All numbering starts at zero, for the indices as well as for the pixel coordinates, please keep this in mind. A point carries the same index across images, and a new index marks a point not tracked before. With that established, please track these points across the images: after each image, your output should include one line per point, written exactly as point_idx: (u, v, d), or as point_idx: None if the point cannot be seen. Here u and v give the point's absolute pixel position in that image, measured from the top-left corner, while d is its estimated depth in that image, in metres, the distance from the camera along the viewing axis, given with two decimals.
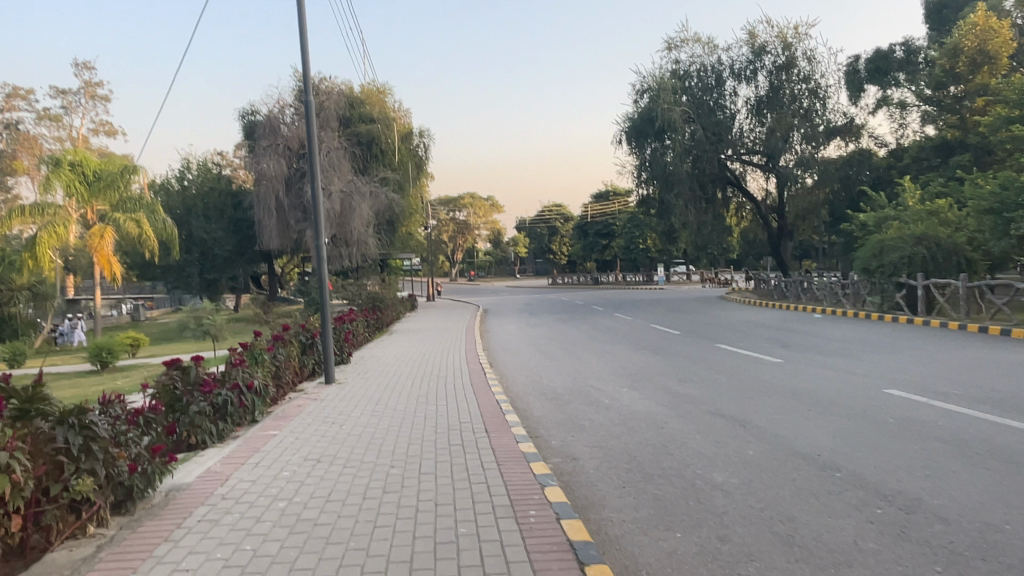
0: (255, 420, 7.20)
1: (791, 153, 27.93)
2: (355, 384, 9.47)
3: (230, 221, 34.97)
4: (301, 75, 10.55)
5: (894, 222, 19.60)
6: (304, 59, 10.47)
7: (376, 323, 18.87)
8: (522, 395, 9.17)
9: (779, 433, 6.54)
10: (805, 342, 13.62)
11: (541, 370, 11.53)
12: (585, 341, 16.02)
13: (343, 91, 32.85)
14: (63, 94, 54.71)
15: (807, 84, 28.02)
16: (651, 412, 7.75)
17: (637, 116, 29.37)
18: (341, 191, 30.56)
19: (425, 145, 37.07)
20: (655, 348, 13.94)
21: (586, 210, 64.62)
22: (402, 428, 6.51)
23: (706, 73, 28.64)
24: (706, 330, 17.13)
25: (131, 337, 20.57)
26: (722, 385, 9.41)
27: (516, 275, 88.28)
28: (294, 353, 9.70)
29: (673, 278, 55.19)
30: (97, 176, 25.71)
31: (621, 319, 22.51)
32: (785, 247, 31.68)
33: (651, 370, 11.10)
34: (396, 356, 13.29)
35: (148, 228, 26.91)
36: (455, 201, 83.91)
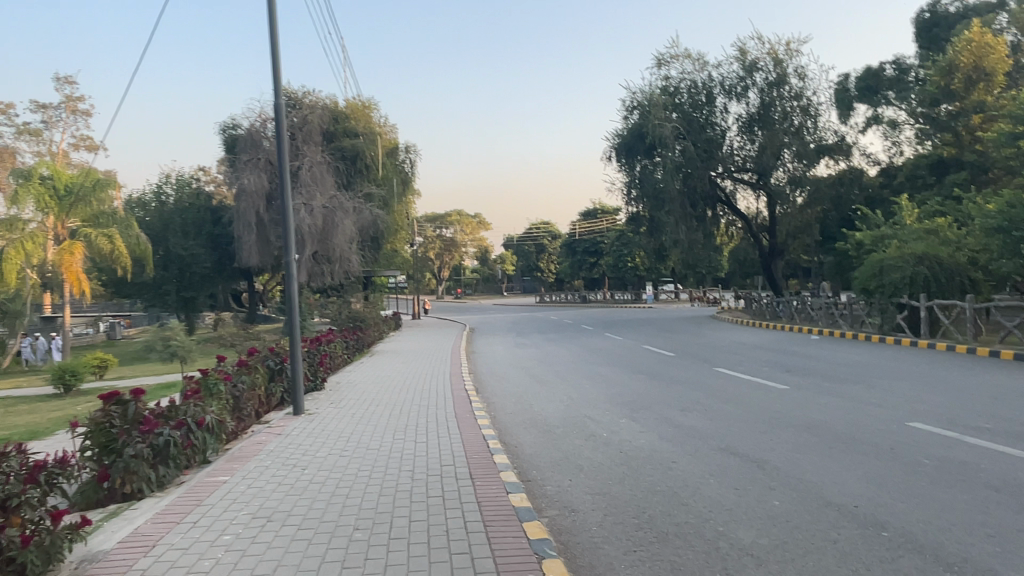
0: (206, 461, 6.33)
1: (782, 170, 27.44)
2: (327, 416, 8.60)
3: (209, 237, 34.00)
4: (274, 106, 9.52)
5: (892, 240, 19.05)
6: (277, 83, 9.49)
7: (357, 344, 17.97)
8: (511, 427, 8.34)
9: (803, 476, 5.77)
10: (809, 367, 12.92)
11: (530, 397, 10.69)
12: (577, 363, 15.22)
13: (328, 105, 32.06)
14: (43, 108, 53.72)
15: (799, 101, 27.53)
16: (655, 449, 6.96)
17: (627, 133, 28.81)
18: (323, 207, 29.70)
19: (410, 161, 36.38)
20: (650, 373, 13.17)
21: (574, 227, 64.12)
22: (374, 473, 5.66)
23: (696, 90, 28.18)
24: (702, 352, 16.39)
25: (98, 359, 19.61)
26: (729, 416, 8.65)
27: (502, 293, 87.54)
28: (260, 381, 8.82)
29: (661, 296, 54.68)
30: (68, 190, 24.80)
31: (612, 339, 21.76)
32: (778, 266, 31.10)
33: (649, 398, 10.31)
34: (375, 381, 12.43)
35: (122, 244, 25.88)
36: (442, 219, 83.19)
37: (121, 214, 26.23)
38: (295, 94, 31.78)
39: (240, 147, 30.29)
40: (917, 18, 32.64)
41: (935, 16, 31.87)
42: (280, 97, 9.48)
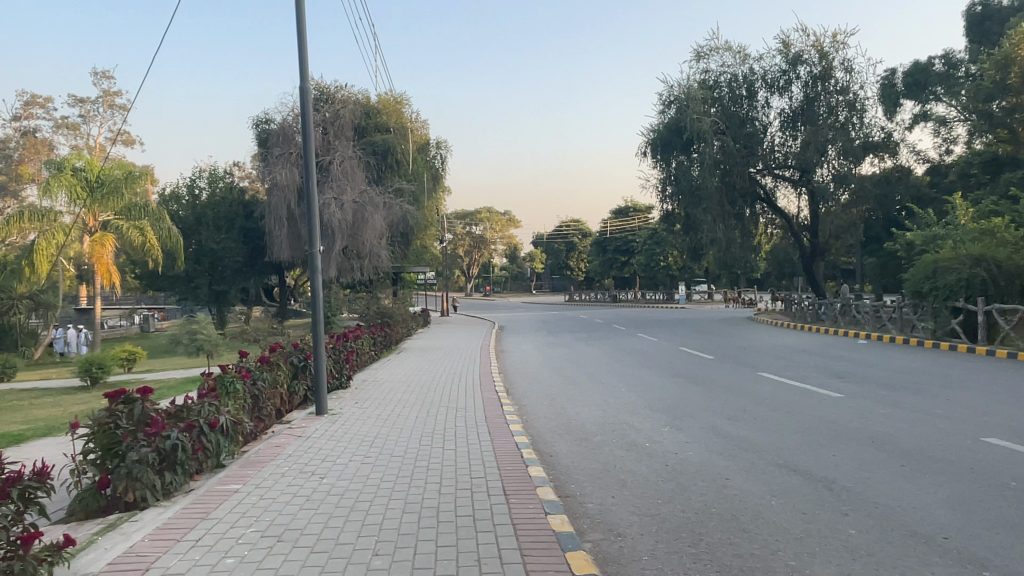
0: (220, 466, 5.86)
1: (826, 167, 26.46)
2: (350, 416, 8.12)
3: (240, 231, 33.93)
4: (299, 98, 8.97)
5: (945, 241, 18.12)
6: (303, 70, 8.95)
7: (385, 341, 17.56)
8: (545, 433, 7.77)
9: (877, 501, 5.15)
10: (860, 373, 12.18)
11: (564, 400, 10.13)
12: (612, 365, 14.63)
13: (359, 100, 31.76)
14: (81, 102, 54.44)
15: (843, 96, 26.54)
16: (705, 462, 6.35)
17: (664, 128, 28.11)
18: (353, 201, 29.50)
19: (441, 158, 35.98)
20: (691, 377, 12.53)
21: (606, 225, 63.17)
22: (397, 486, 5.13)
23: (737, 83, 27.32)
24: (743, 356, 15.68)
25: (127, 351, 19.54)
26: (782, 426, 8.00)
27: (532, 291, 86.89)
28: (282, 378, 8.37)
29: (694, 296, 53.61)
30: (100, 181, 24.68)
31: (647, 340, 21.10)
32: (819, 267, 30.05)
33: (693, 404, 9.67)
34: (404, 380, 11.95)
35: (152, 236, 25.84)
36: (472, 215, 82.73)
37: (152, 207, 26.22)
38: (326, 87, 31.59)
39: (272, 141, 30.17)
40: (968, 11, 31.32)
41: (987, 9, 30.54)
42: (306, 86, 8.92)
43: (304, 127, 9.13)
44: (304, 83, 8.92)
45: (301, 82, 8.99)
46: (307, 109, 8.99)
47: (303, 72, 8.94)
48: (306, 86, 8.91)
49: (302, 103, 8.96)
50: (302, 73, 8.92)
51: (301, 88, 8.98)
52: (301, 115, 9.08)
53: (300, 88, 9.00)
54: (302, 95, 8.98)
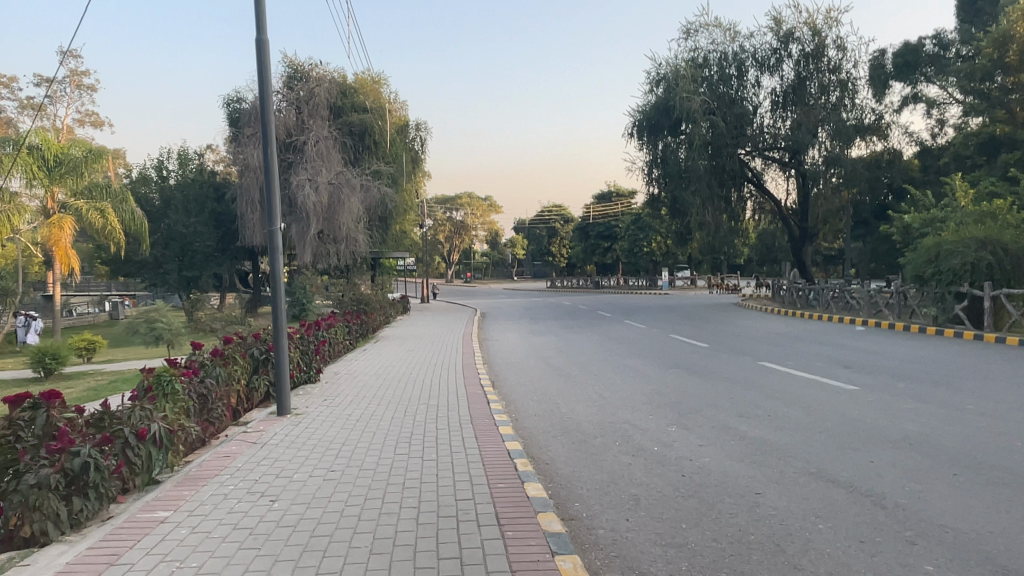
0: (151, 484, 4.86)
1: (818, 149, 25.72)
2: (316, 417, 7.10)
3: (211, 214, 32.61)
4: (256, 55, 7.50)
5: (946, 224, 17.41)
6: (261, 22, 7.56)
7: (360, 329, 16.57)
8: (538, 436, 6.85)
9: (942, 522, 4.31)
10: (870, 363, 11.42)
11: (554, 395, 9.22)
12: (602, 355, 13.75)
13: (335, 78, 30.47)
14: (48, 82, 52.42)
15: (834, 75, 25.82)
16: (725, 472, 5.46)
17: (651, 108, 27.18)
18: (329, 183, 28.31)
19: (421, 140, 34.76)
20: (688, 367, 11.68)
21: (588, 210, 62.18)
22: (363, 513, 4.16)
23: (726, 62, 26.45)
24: (740, 343, 14.88)
25: (85, 340, 18.49)
26: (802, 425, 7.14)
27: (513, 278, 86.03)
28: (237, 374, 7.33)
29: (677, 282, 52.96)
30: (58, 160, 23.17)
31: (636, 327, 20.31)
32: (808, 252, 29.36)
33: (697, 398, 8.81)
34: (378, 373, 10.97)
35: (114, 219, 24.53)
36: (452, 201, 81.32)
37: (114, 188, 24.97)
38: (299, 64, 30.28)
39: (243, 121, 28.86)
40: None
41: None
42: (264, 37, 7.50)
43: (263, 89, 7.54)
44: (262, 35, 7.50)
45: (258, 37, 7.57)
46: (266, 66, 7.47)
47: (262, 25, 7.54)
48: (264, 38, 7.48)
49: (259, 59, 7.48)
50: (259, 25, 7.52)
51: (257, 44, 7.55)
52: (258, 75, 7.51)
53: (257, 43, 7.57)
54: (258, 52, 7.53)
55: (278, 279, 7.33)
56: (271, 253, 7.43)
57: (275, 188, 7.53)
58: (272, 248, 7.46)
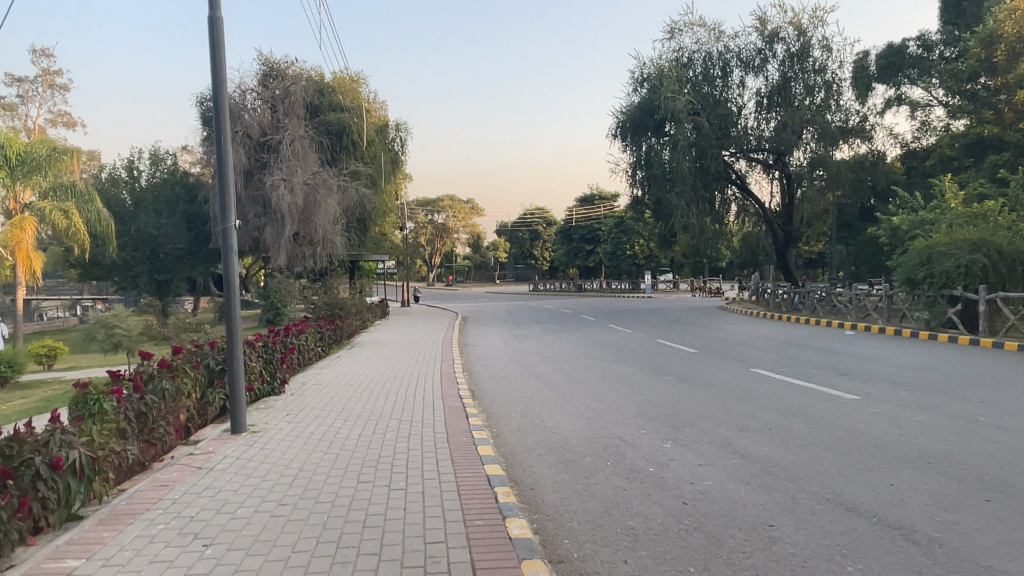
0: (72, 522, 4.15)
1: (803, 150, 25.40)
2: (274, 436, 6.42)
3: (183, 216, 31.67)
4: (208, 33, 6.83)
5: (936, 226, 17.02)
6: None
7: (335, 335, 15.87)
8: (518, 455, 6.23)
9: (985, 562, 3.74)
10: (867, 369, 10.92)
11: (537, 406, 8.61)
12: (586, 361, 13.17)
13: (312, 77, 29.70)
14: (19, 82, 51.10)
15: (820, 76, 25.54)
16: (732, 499, 4.87)
17: (635, 108, 26.70)
18: (305, 183, 27.51)
19: (401, 140, 34.04)
20: (678, 374, 11.12)
21: (570, 213, 61.61)
22: (312, 564, 3.48)
23: (711, 61, 26.06)
24: (730, 349, 14.35)
25: (46, 346, 17.60)
26: (808, 440, 6.60)
27: (495, 281, 85.33)
28: (186, 389, 6.62)
29: (659, 286, 52.60)
30: (21, 159, 22.23)
31: (620, 331, 19.77)
32: (793, 255, 29.01)
33: (691, 409, 8.24)
34: (349, 382, 10.29)
35: (78, 220, 23.39)
36: (434, 203, 80.48)
37: (80, 188, 23.88)
38: (275, 62, 29.44)
39: None
40: None
41: None
42: (217, 13, 6.83)
43: (215, 70, 6.83)
44: (213, 12, 6.84)
45: (211, 12, 6.90)
46: (220, 44, 6.80)
47: (214, 2, 6.89)
48: (216, 15, 6.81)
49: (211, 37, 6.80)
50: (211, 1, 6.85)
51: (209, 21, 6.90)
52: (210, 52, 6.81)
53: (210, 19, 6.90)
54: (210, 28, 6.86)
55: (231, 280, 6.61)
56: (225, 252, 6.68)
57: (229, 181, 6.76)
58: (226, 248, 6.68)
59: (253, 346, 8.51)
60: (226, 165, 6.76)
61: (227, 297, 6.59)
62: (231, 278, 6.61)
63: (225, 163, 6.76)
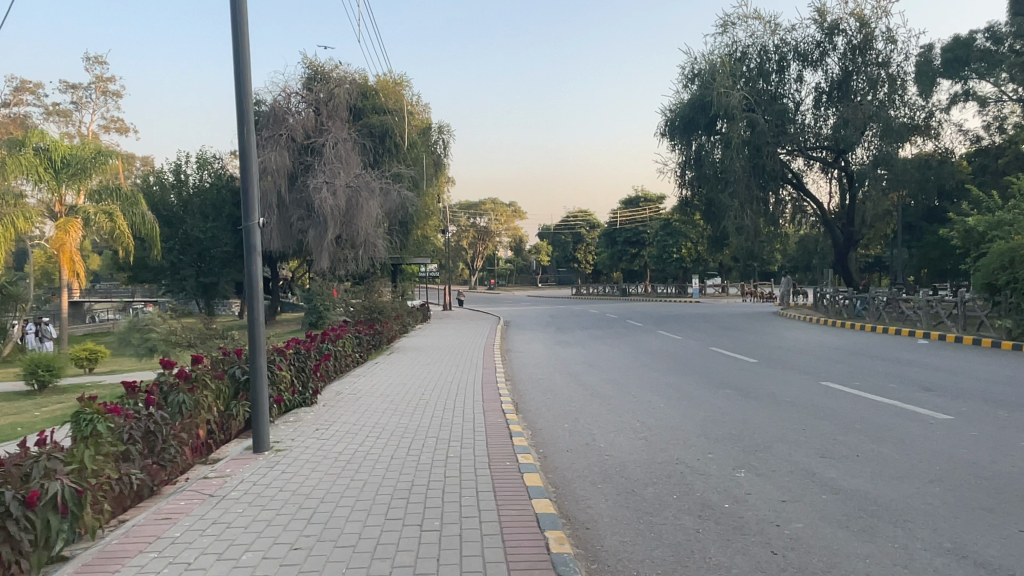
0: (52, 564, 3.58)
1: (865, 147, 24.12)
2: (298, 456, 5.75)
3: (228, 219, 31.72)
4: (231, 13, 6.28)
5: (1019, 225, 15.72)
6: None
7: (375, 341, 15.34)
8: (571, 484, 5.45)
9: None
10: (952, 383, 9.90)
11: (589, 422, 7.87)
12: (638, 370, 12.37)
13: (356, 79, 29.39)
14: (74, 88, 52.25)
15: (883, 70, 24.25)
16: (832, 549, 4.06)
17: (685, 105, 25.74)
18: (347, 186, 27.16)
19: (444, 142, 33.50)
20: (741, 387, 10.25)
21: (615, 216, 60.53)
22: None
23: (766, 56, 24.97)
24: (791, 359, 13.38)
25: (88, 349, 17.46)
26: (906, 471, 5.71)
27: (538, 286, 84.61)
28: (206, 403, 6.04)
29: (707, 290, 51.21)
30: (66, 162, 22.34)
31: (671, 338, 18.85)
32: (852, 259, 27.62)
33: (761, 430, 7.39)
34: (386, 391, 9.69)
35: (122, 222, 23.62)
36: (476, 207, 80.02)
37: (124, 191, 24.06)
38: (319, 65, 29.24)
39: (261, 123, 28.01)
40: None
41: None
42: None
43: (238, 54, 6.23)
44: None
45: None
46: (244, 25, 6.23)
47: None
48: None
49: (235, 16, 6.24)
50: None
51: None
52: (233, 34, 6.23)
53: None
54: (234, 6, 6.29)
55: (255, 286, 5.98)
56: (247, 253, 6.03)
57: (252, 176, 6.12)
58: (249, 248, 6.04)
59: (284, 354, 7.93)
60: (250, 158, 6.13)
61: (251, 305, 5.95)
62: (255, 284, 5.98)
63: (248, 156, 6.11)
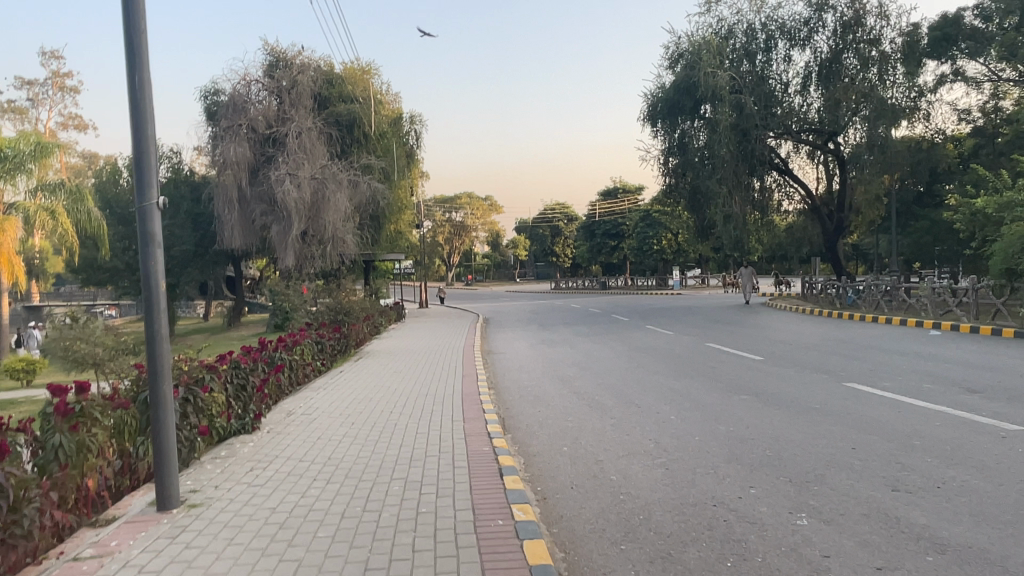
0: None
1: (853, 134, 23.18)
2: (214, 517, 4.28)
3: (188, 217, 29.65)
4: None
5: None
6: None
7: (341, 344, 13.88)
8: (585, 546, 4.04)
9: None
10: (997, 383, 8.71)
11: (592, 444, 6.50)
12: (635, 372, 11.07)
13: (321, 66, 27.64)
14: (29, 85, 49.81)
15: (875, 47, 23.08)
16: None
17: (670, 90, 24.50)
18: (312, 177, 25.50)
19: (416, 133, 31.83)
20: (758, 391, 8.96)
21: (593, 208, 59.17)
22: None
23: (753, 34, 23.84)
24: (801, 355, 12.15)
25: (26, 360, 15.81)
26: (1018, 514, 4.34)
27: (516, 281, 83.42)
28: (93, 445, 4.54)
29: (688, 282, 50.21)
30: (2, 155, 20.40)
31: (661, 333, 17.64)
32: (842, 246, 26.55)
33: (802, 451, 6.05)
34: (346, 407, 8.28)
35: (65, 218, 21.99)
36: (452, 201, 78.21)
37: (70, 186, 22.35)
38: (281, 52, 27.37)
39: (221, 114, 26.17)
40: None
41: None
42: None
43: None
44: None
45: None
46: None
47: None
48: None
49: None
50: None
51: None
52: None
53: None
54: None
55: (154, 286, 4.47)
56: (144, 243, 4.51)
57: (148, 141, 4.53)
58: (147, 237, 4.53)
59: (217, 370, 6.42)
60: (144, 119, 4.53)
61: (149, 313, 4.45)
62: (154, 282, 4.47)
63: (144, 113, 4.52)
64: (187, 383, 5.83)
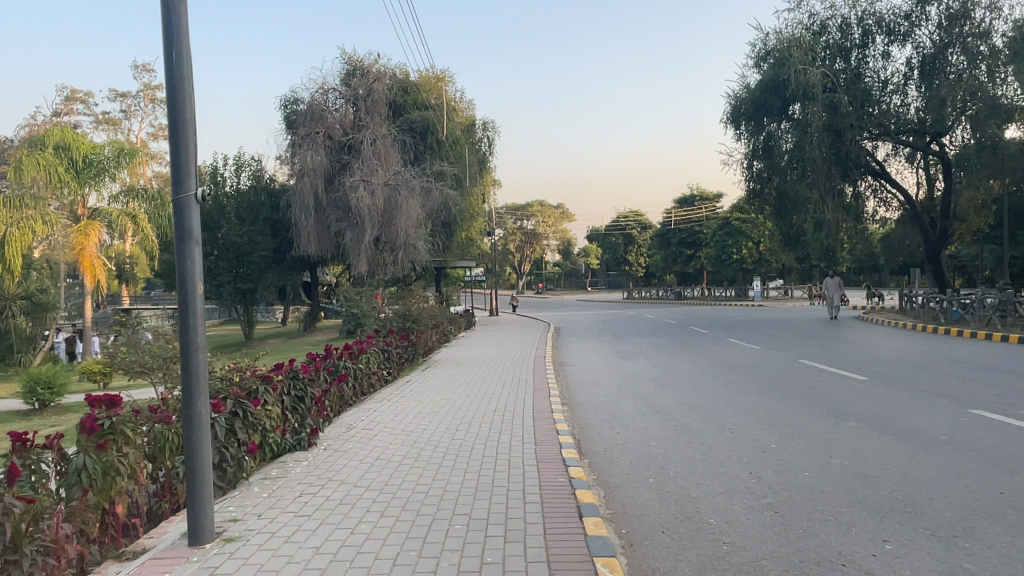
0: None
1: (958, 136, 21.69)
2: (249, 558, 3.70)
3: (266, 223, 30.05)
4: None
5: None
6: None
7: (408, 353, 13.35)
8: None
9: None
10: None
11: (683, 477, 5.67)
12: (722, 391, 10.11)
13: (396, 73, 27.55)
14: (123, 97, 52.10)
15: (985, 41, 20.96)
16: None
17: (756, 90, 23.29)
18: (385, 184, 25.36)
19: (489, 140, 31.44)
20: (869, 417, 7.90)
21: (669, 216, 57.52)
22: None
23: (847, 29, 22.43)
24: (910, 376, 10.90)
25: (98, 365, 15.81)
26: None
27: (588, 289, 82.12)
28: (124, 464, 4.05)
29: (768, 293, 48.09)
30: (87, 161, 20.94)
31: (746, 348, 16.48)
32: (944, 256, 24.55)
33: (938, 495, 5.08)
34: (411, 422, 7.71)
35: (145, 225, 22.26)
36: (524, 208, 77.75)
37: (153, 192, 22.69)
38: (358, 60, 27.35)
39: (298, 122, 26.36)
40: None
41: None
42: None
43: None
44: None
45: None
46: None
47: None
48: None
49: None
50: None
51: None
52: None
53: None
54: None
55: (190, 288, 3.94)
56: (181, 239, 4.00)
57: (185, 123, 4.00)
58: (184, 232, 4.00)
59: (272, 381, 5.93)
60: (182, 100, 4.00)
61: (184, 320, 3.93)
62: (190, 286, 3.94)
63: (179, 93, 3.99)
64: (236, 396, 5.34)
